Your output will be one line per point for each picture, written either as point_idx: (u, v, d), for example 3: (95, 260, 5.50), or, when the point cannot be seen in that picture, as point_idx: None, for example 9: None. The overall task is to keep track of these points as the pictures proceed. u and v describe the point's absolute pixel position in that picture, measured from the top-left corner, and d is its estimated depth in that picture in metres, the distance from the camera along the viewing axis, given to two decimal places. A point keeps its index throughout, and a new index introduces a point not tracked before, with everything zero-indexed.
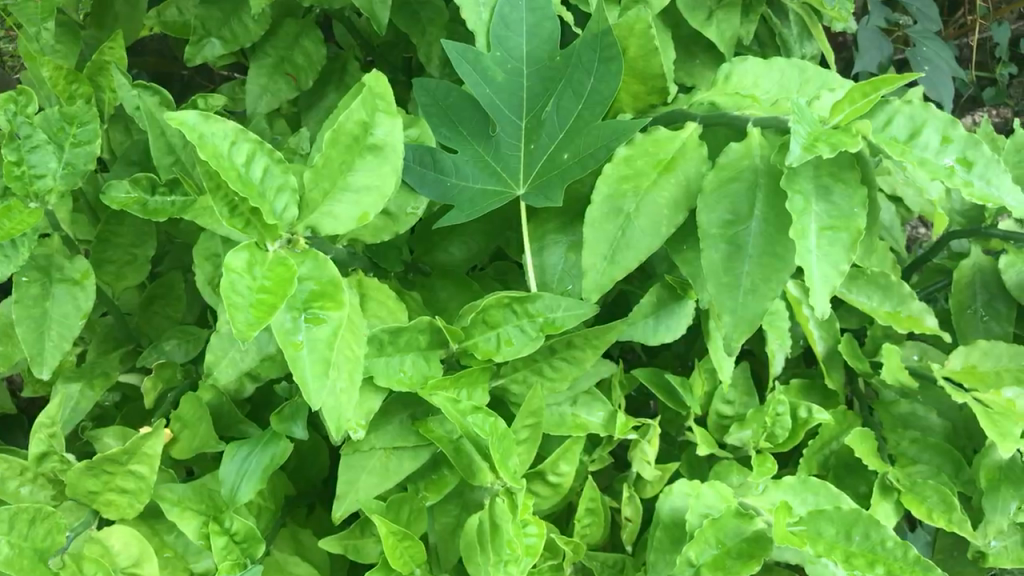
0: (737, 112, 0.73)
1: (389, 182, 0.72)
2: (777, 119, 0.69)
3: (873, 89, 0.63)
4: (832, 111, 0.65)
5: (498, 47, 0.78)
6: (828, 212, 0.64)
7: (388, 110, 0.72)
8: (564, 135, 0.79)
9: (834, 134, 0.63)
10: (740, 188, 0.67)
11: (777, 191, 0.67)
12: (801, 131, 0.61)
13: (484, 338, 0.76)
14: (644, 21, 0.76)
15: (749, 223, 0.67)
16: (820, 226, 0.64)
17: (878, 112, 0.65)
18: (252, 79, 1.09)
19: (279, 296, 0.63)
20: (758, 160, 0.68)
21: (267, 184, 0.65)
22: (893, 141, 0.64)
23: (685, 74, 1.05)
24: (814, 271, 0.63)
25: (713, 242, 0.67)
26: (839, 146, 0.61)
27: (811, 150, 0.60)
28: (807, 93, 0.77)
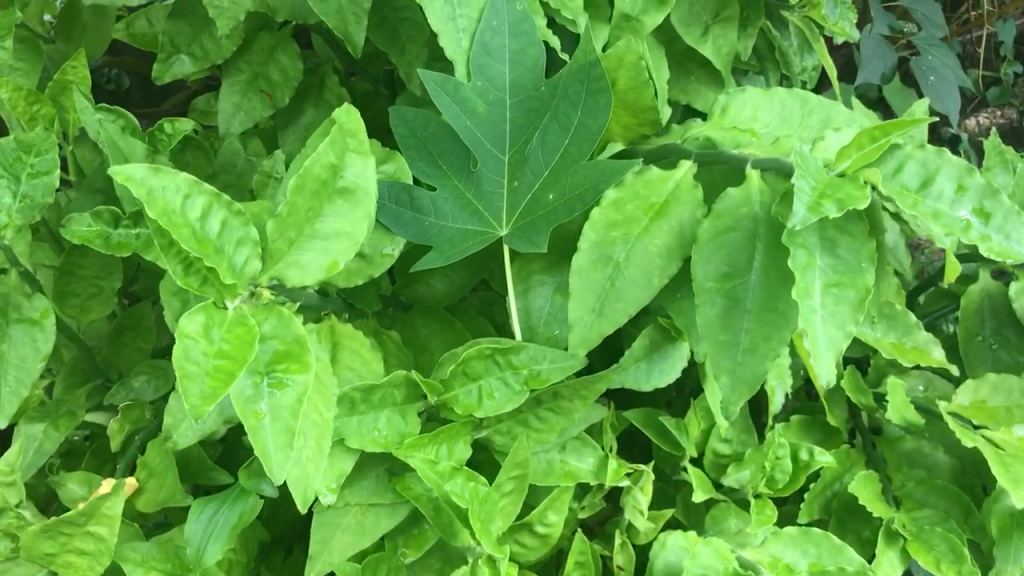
0: (735, 151, 0.68)
1: (361, 228, 0.67)
2: (777, 161, 0.64)
3: (883, 134, 0.58)
4: (838, 156, 0.60)
5: (479, 77, 0.74)
6: (833, 269, 0.59)
7: (361, 150, 0.67)
8: (549, 172, 0.74)
9: (842, 184, 0.58)
10: (738, 239, 0.62)
11: (778, 242, 0.62)
12: (806, 186, 0.55)
13: (466, 393, 0.70)
14: (635, 52, 0.70)
15: (747, 276, 0.62)
16: (825, 284, 0.59)
17: (888, 158, 0.60)
18: (223, 98, 1.05)
19: (238, 363, 0.58)
20: (757, 208, 0.63)
21: (225, 239, 0.60)
22: (903, 191, 0.59)
23: (679, 91, 0.99)
24: (818, 335, 0.58)
25: (708, 298, 0.62)
26: (848, 203, 0.55)
27: (821, 211, 0.53)
28: (808, 128, 0.72)
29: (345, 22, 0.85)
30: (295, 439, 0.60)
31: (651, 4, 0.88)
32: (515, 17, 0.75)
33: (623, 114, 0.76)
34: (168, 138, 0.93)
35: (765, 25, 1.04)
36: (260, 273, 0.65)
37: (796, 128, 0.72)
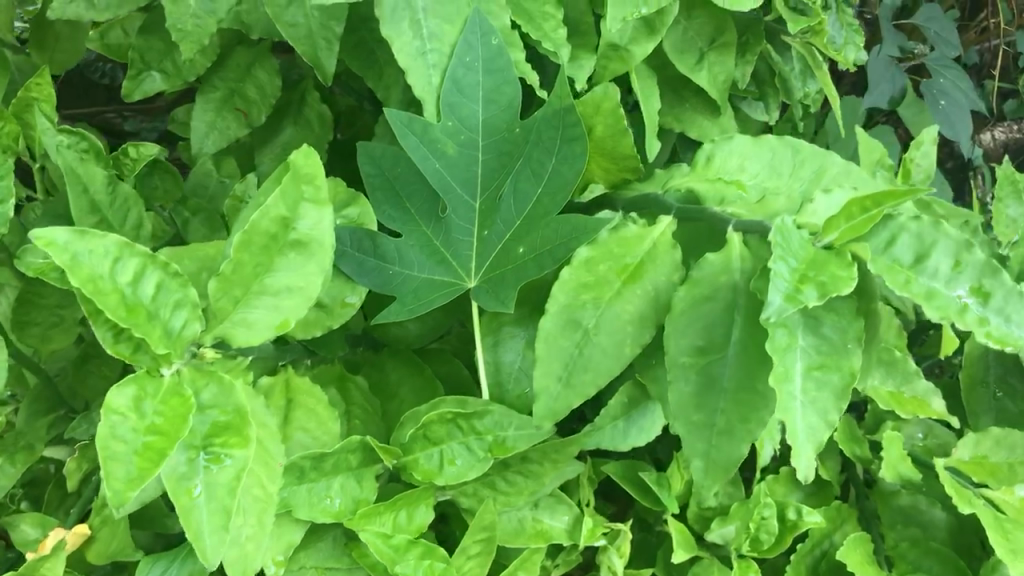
0: (716, 209, 0.63)
1: (315, 283, 0.62)
2: (759, 224, 0.60)
3: (875, 204, 0.53)
4: (825, 227, 0.56)
5: (449, 116, 0.69)
6: (815, 350, 0.54)
7: (316, 200, 0.63)
8: (520, 222, 0.69)
9: (825, 259, 0.53)
10: (715, 311, 0.58)
11: (758, 315, 0.57)
12: (786, 269, 0.50)
13: (426, 458, 0.66)
14: (612, 100, 0.67)
15: (724, 351, 0.57)
16: (807, 366, 0.54)
17: (880, 229, 0.56)
18: (196, 116, 1.00)
19: (170, 441, 0.54)
20: (737, 276, 0.58)
21: (160, 302, 0.56)
22: (895, 266, 0.54)
23: (673, 118, 0.95)
24: (797, 425, 0.53)
25: (682, 375, 0.57)
26: (831, 287, 0.50)
27: (801, 300, 0.49)
28: (799, 180, 0.67)
29: (315, 48, 0.81)
30: (233, 519, 0.56)
31: (640, 32, 0.83)
32: (489, 51, 0.70)
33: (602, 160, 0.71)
34: (132, 163, 0.89)
35: (765, 48, 0.98)
36: (204, 332, 0.61)
37: (785, 180, 0.67)
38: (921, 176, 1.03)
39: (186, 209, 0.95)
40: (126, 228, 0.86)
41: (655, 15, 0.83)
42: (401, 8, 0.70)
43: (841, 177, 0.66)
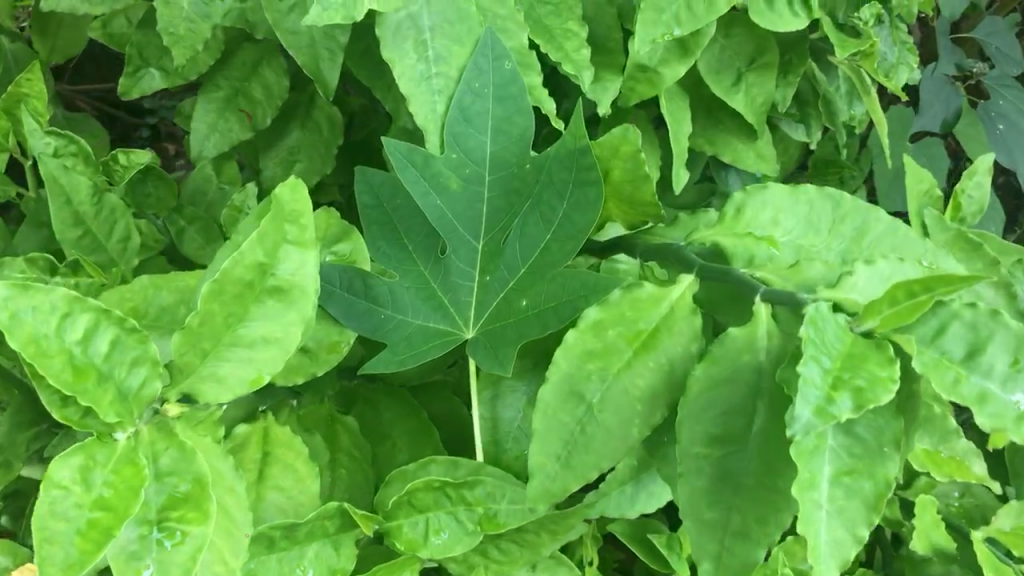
0: (743, 271, 0.57)
1: (294, 335, 0.56)
2: (790, 296, 0.53)
3: (923, 290, 0.47)
4: (865, 312, 0.49)
5: (453, 148, 0.63)
6: (847, 451, 0.48)
7: (298, 241, 0.57)
8: (526, 270, 0.63)
9: (863, 350, 0.47)
10: (736, 395, 0.51)
11: (784, 402, 0.51)
12: (817, 373, 0.43)
13: (410, 526, 0.60)
14: (632, 141, 0.60)
15: (743, 443, 0.51)
16: (836, 471, 0.47)
17: (929, 316, 0.49)
18: (198, 116, 0.94)
19: (118, 519, 0.48)
20: (761, 357, 0.51)
21: (115, 360, 0.50)
22: (944, 361, 0.48)
23: (705, 140, 0.88)
24: (820, 539, 0.47)
25: (695, 468, 0.51)
26: (869, 394, 0.43)
27: (832, 416, 0.42)
28: (838, 238, 0.61)
29: (317, 58, 0.74)
30: None
31: (672, 52, 0.76)
32: (501, 77, 0.63)
33: (618, 204, 0.65)
34: (122, 170, 0.85)
35: (809, 68, 0.91)
36: (169, 387, 0.56)
37: (822, 237, 0.61)
38: (973, 210, 0.95)
39: (181, 217, 0.89)
40: (111, 241, 0.81)
41: (690, 36, 0.76)
42: (406, 27, 0.65)
43: (883, 237, 0.61)
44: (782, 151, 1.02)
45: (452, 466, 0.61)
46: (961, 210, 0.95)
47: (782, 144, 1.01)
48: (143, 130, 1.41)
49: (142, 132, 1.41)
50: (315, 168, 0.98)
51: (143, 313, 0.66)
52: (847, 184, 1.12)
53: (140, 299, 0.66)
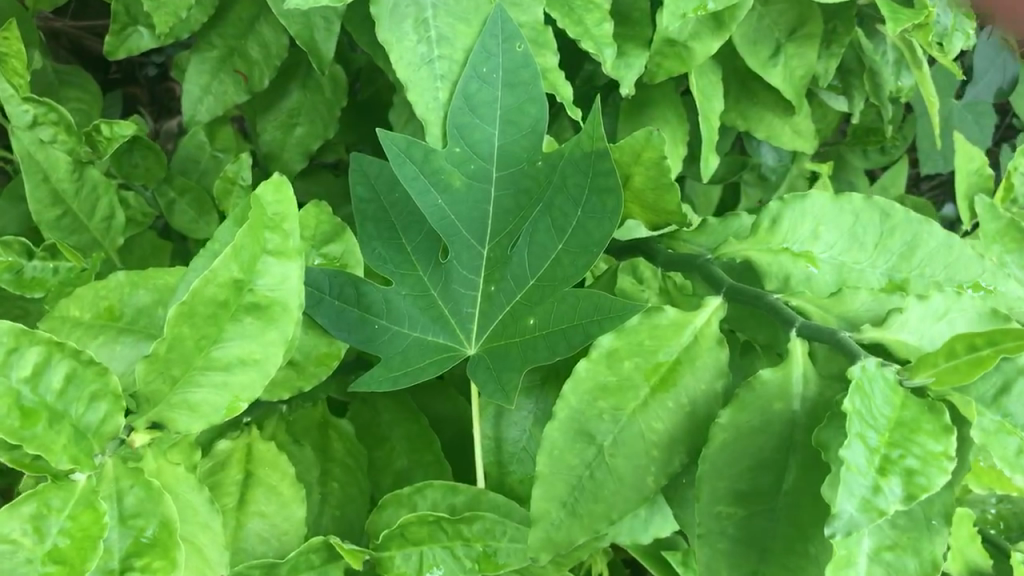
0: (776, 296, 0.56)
1: (275, 355, 0.51)
2: (824, 332, 0.53)
3: (986, 343, 0.48)
4: (920, 365, 0.50)
5: (456, 141, 0.56)
6: (890, 524, 0.49)
7: (279, 250, 0.50)
8: (534, 283, 0.57)
9: (914, 417, 0.48)
10: (767, 449, 0.51)
11: (815, 460, 0.51)
12: (863, 462, 0.45)
13: (404, 560, 0.56)
14: (656, 148, 0.58)
15: (771, 501, 0.51)
16: (877, 547, 0.48)
17: (992, 373, 0.51)
18: (190, 77, 0.85)
19: (73, 575, 0.43)
20: (794, 407, 0.52)
21: (69, 398, 0.45)
22: (1008, 426, 0.50)
23: (737, 115, 0.81)
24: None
25: (718, 529, 0.51)
26: (920, 479, 0.45)
27: (879, 511, 0.43)
28: (884, 251, 0.61)
29: (312, 28, 0.68)
30: None
31: (705, 25, 0.68)
32: (513, 62, 0.56)
33: (643, 211, 0.63)
34: (105, 143, 0.76)
35: (856, 36, 0.83)
36: (136, 414, 0.51)
37: (868, 251, 0.61)
38: None
39: (172, 188, 0.84)
40: (94, 221, 0.75)
41: (725, 8, 0.68)
42: (405, 5, 0.58)
43: (934, 252, 0.61)
44: (820, 119, 0.94)
45: (450, 493, 0.57)
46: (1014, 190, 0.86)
47: (820, 111, 0.93)
48: (150, 68, 1.16)
49: (147, 70, 1.16)
50: (317, 132, 0.91)
51: (118, 315, 0.57)
52: (889, 154, 1.04)
53: (115, 298, 0.58)
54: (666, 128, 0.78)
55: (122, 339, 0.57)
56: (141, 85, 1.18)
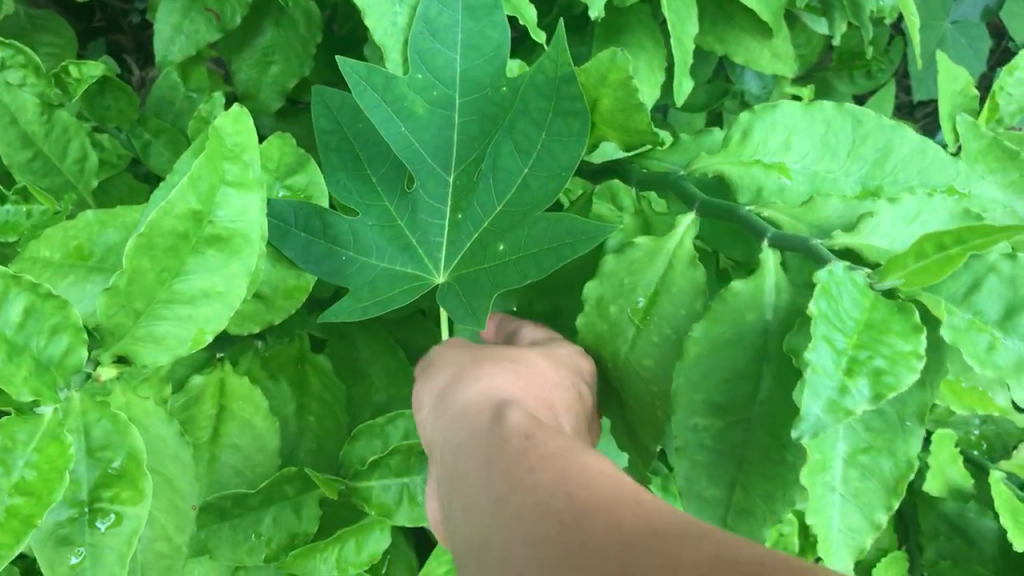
0: (749, 209, 0.56)
1: (241, 288, 0.51)
2: (795, 241, 0.53)
3: (954, 242, 0.47)
4: (889, 267, 0.50)
5: (417, 68, 0.55)
6: (866, 428, 0.52)
7: (240, 180, 0.50)
8: (502, 210, 0.57)
9: (884, 319, 0.49)
10: (742, 357, 0.53)
11: (791, 367, 0.52)
12: (829, 367, 0.46)
13: (381, 490, 0.61)
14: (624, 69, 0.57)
15: (747, 414, 0.53)
16: (852, 451, 0.51)
17: (963, 273, 0.50)
18: (160, 17, 0.84)
19: (40, 506, 0.44)
20: (767, 317, 0.53)
21: (29, 331, 0.45)
22: (978, 323, 0.49)
23: (716, 39, 0.80)
24: (832, 524, 0.51)
25: (696, 443, 0.53)
26: (888, 378, 0.47)
27: (845, 412, 0.45)
28: (856, 156, 0.61)
29: None
30: None
31: None
32: None
33: (615, 131, 0.61)
34: (75, 84, 0.75)
35: None
36: (104, 348, 0.50)
37: (841, 160, 0.61)
38: (1012, 109, 0.83)
39: (146, 129, 0.82)
40: (66, 163, 0.74)
41: None
42: None
43: (908, 157, 0.60)
44: (803, 43, 0.92)
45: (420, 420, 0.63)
46: (999, 111, 0.83)
47: (802, 35, 0.92)
48: (133, 16, 1.10)
49: (131, 18, 1.10)
50: (292, 70, 0.88)
51: (88, 254, 0.57)
52: (875, 78, 1.02)
53: (85, 238, 0.57)
54: (644, 55, 0.77)
55: (92, 278, 0.57)
56: (126, 33, 1.11)
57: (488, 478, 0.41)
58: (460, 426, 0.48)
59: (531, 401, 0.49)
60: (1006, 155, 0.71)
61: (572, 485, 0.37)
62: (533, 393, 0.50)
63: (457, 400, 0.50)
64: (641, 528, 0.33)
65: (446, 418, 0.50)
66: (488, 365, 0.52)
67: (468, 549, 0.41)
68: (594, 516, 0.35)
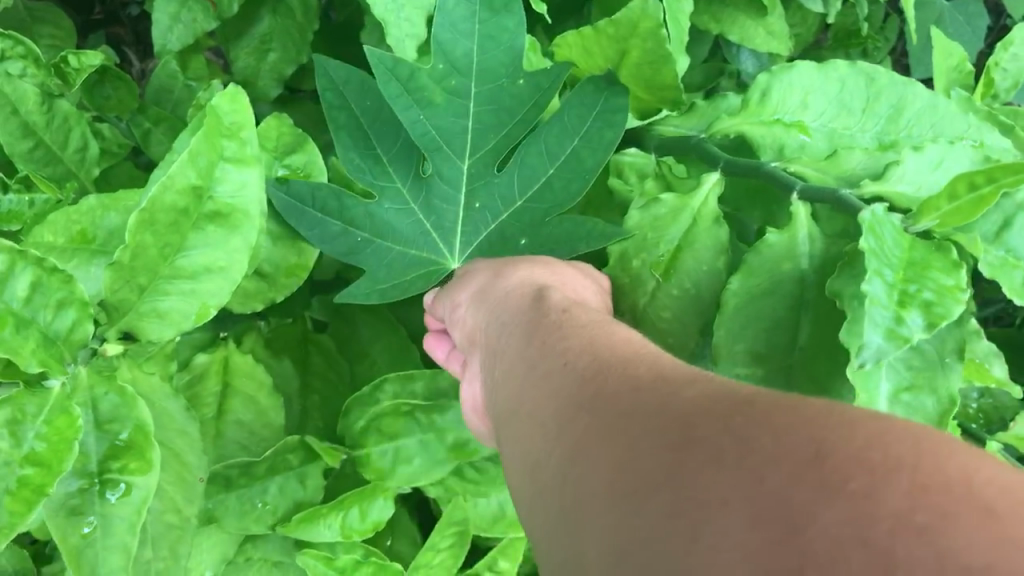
0: (773, 164, 0.59)
1: (241, 263, 0.51)
2: (825, 193, 0.56)
3: (987, 181, 0.49)
4: (924, 209, 0.52)
5: (438, 58, 0.57)
6: (907, 366, 0.53)
7: (238, 158, 0.51)
8: (522, 203, 0.60)
9: (924, 257, 0.50)
10: (778, 308, 0.56)
11: (827, 313, 0.56)
12: (882, 298, 0.47)
13: (379, 455, 0.62)
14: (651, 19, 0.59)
15: (786, 363, 0.56)
16: (895, 390, 0.52)
17: (993, 211, 0.53)
18: (158, 6, 0.84)
19: (51, 475, 0.44)
20: (803, 265, 0.56)
21: (37, 305, 0.46)
22: (1011, 260, 0.52)
23: (710, 18, 0.81)
24: None
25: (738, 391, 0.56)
26: (940, 309, 0.48)
27: (903, 339, 0.46)
28: (872, 112, 0.62)
29: None
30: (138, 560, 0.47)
31: None
32: None
33: (638, 88, 0.64)
34: (74, 74, 0.75)
35: None
36: (108, 322, 0.51)
37: (857, 117, 0.62)
38: (1006, 85, 0.83)
39: (146, 118, 0.82)
40: (68, 152, 0.73)
41: None
42: None
43: (921, 112, 0.62)
44: (800, 23, 0.93)
45: (407, 382, 0.64)
46: (994, 86, 0.82)
47: (798, 15, 0.92)
48: (133, 8, 1.09)
49: (131, 10, 1.09)
50: (290, 58, 0.89)
51: (92, 236, 0.57)
52: (870, 57, 1.02)
53: (88, 222, 0.57)
54: None
55: (96, 260, 0.57)
56: (125, 25, 1.11)
57: (524, 346, 0.45)
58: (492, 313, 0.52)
59: (565, 289, 0.52)
60: (1002, 126, 0.72)
61: (608, 353, 0.40)
62: (566, 284, 0.53)
63: (494, 289, 0.53)
64: (659, 376, 0.36)
65: (486, 304, 0.52)
66: (520, 264, 0.55)
67: (505, 408, 0.44)
68: (619, 366, 0.38)
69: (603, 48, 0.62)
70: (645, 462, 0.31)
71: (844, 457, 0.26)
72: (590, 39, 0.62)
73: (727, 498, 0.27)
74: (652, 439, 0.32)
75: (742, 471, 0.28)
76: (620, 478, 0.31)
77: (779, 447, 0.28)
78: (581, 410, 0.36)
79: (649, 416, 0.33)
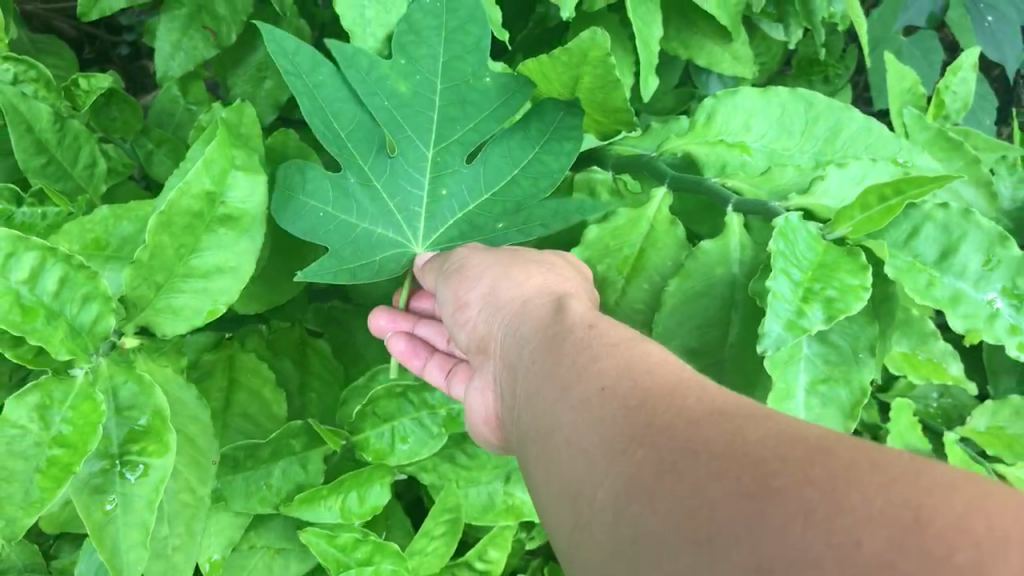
0: (716, 180, 0.64)
1: (248, 262, 0.56)
2: (763, 208, 0.61)
3: (894, 193, 0.54)
4: (839, 220, 0.57)
5: (401, 54, 0.61)
6: (823, 361, 0.58)
7: (247, 165, 0.55)
8: (489, 194, 0.66)
9: (835, 260, 0.56)
10: (709, 307, 0.61)
11: (753, 312, 0.61)
12: (785, 293, 0.53)
13: (377, 437, 0.67)
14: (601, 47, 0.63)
15: (750, 344, 0.61)
16: (813, 381, 0.57)
17: (903, 221, 0.58)
18: (160, 35, 0.87)
19: (77, 456, 0.49)
20: (734, 270, 0.61)
21: (64, 299, 0.50)
22: (917, 264, 0.58)
23: (679, 44, 0.87)
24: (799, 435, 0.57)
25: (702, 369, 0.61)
26: (839, 305, 0.53)
27: (802, 328, 0.52)
28: (811, 134, 0.68)
29: None
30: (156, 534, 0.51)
31: None
32: None
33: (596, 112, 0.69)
34: (83, 96, 0.80)
35: None
36: (128, 317, 0.55)
37: (796, 139, 0.68)
38: (957, 107, 0.89)
39: (150, 139, 0.87)
40: (77, 168, 0.77)
41: None
42: None
43: (856, 135, 0.68)
44: (765, 50, 0.99)
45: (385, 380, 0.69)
46: (945, 108, 0.88)
47: (764, 44, 0.98)
48: (122, 48, 1.15)
49: (121, 49, 1.15)
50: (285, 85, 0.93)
51: (105, 245, 0.60)
52: (832, 83, 1.08)
53: (101, 230, 0.60)
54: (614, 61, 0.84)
55: (110, 266, 0.61)
56: (115, 63, 1.16)
57: (559, 370, 0.46)
58: (529, 337, 0.52)
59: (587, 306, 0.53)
60: (951, 145, 0.78)
61: (647, 382, 0.40)
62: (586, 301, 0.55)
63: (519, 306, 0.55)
64: (711, 409, 0.36)
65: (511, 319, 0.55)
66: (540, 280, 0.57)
67: (544, 432, 0.44)
68: (666, 399, 0.38)
69: (559, 75, 0.65)
70: (718, 513, 0.30)
71: (945, 522, 0.27)
72: (547, 66, 0.65)
73: (821, 557, 0.27)
74: (719, 479, 0.31)
75: (835, 531, 0.27)
76: (692, 525, 0.31)
77: (869, 509, 0.28)
78: (637, 446, 0.36)
79: (714, 456, 0.33)
